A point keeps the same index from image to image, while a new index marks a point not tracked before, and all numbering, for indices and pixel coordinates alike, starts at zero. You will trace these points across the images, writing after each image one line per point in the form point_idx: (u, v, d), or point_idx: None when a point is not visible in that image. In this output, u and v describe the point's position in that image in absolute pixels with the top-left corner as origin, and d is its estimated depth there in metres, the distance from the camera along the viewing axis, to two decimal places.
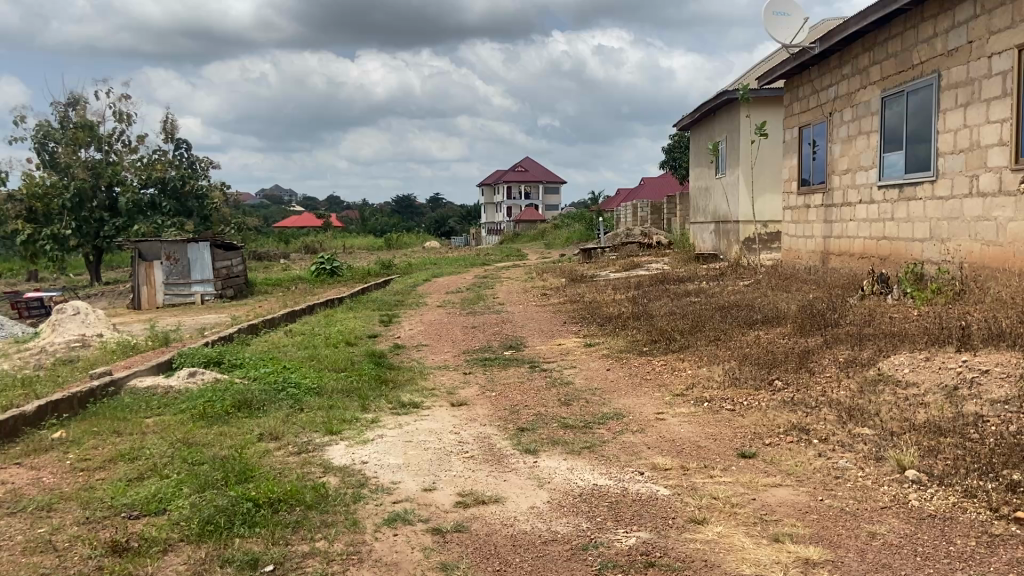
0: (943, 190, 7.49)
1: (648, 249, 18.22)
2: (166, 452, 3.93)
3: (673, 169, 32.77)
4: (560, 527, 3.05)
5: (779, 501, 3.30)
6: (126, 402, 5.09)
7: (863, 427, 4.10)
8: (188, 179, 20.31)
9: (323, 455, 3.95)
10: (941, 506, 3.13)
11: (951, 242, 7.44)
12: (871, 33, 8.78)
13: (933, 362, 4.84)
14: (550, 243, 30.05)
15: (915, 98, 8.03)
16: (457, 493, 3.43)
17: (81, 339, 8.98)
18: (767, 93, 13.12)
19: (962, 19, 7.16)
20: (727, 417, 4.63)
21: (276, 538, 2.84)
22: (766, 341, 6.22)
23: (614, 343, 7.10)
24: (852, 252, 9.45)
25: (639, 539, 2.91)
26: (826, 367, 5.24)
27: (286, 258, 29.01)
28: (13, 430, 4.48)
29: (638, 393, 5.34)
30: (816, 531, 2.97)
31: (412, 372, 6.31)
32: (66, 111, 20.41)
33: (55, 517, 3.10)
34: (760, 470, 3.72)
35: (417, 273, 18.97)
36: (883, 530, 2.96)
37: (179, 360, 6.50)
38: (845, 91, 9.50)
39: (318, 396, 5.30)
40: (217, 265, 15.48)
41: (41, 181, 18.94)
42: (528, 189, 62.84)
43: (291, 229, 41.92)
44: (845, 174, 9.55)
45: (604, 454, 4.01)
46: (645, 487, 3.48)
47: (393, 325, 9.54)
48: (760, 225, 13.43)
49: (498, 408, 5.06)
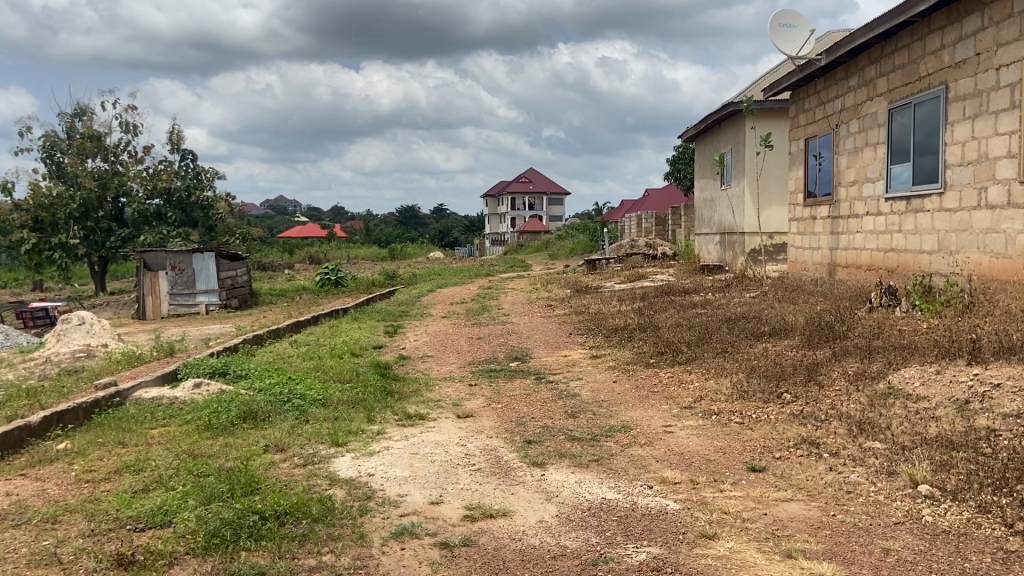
0: (951, 203, 7.46)
1: (652, 260, 18.25)
2: (171, 464, 3.90)
3: (678, 180, 32.84)
4: (569, 541, 3.01)
5: (791, 516, 3.26)
6: (132, 413, 5.06)
7: (874, 441, 4.06)
8: (193, 190, 20.44)
9: (330, 468, 3.92)
10: (955, 521, 3.08)
11: (959, 254, 7.40)
12: (877, 45, 8.80)
13: (944, 375, 4.80)
14: (556, 253, 30.12)
15: (922, 109, 8.03)
16: (465, 506, 3.39)
17: (86, 349, 9.00)
18: (772, 105, 13.16)
19: (969, 31, 7.17)
20: (736, 430, 4.59)
21: (283, 552, 2.81)
22: (774, 353, 6.17)
23: (620, 354, 7.08)
24: (859, 263, 9.40)
25: (650, 554, 2.87)
26: (835, 380, 5.21)
27: (289, 269, 29.02)
28: (18, 440, 4.46)
29: (646, 406, 5.29)
30: (829, 547, 2.93)
31: (417, 383, 6.26)
32: (73, 121, 20.57)
33: (60, 529, 3.08)
34: (771, 484, 3.68)
35: (421, 283, 18.97)
36: (898, 546, 2.91)
37: (185, 371, 6.47)
38: (851, 103, 9.52)
39: (323, 407, 5.27)
40: (222, 275, 15.38)
41: (47, 191, 18.93)
42: (532, 200, 63.08)
43: (295, 239, 42.15)
44: (852, 186, 9.53)
45: (612, 467, 3.98)
46: (654, 501, 3.45)
47: (398, 336, 9.52)
48: (765, 236, 13.43)
49: (504, 420, 5.02)
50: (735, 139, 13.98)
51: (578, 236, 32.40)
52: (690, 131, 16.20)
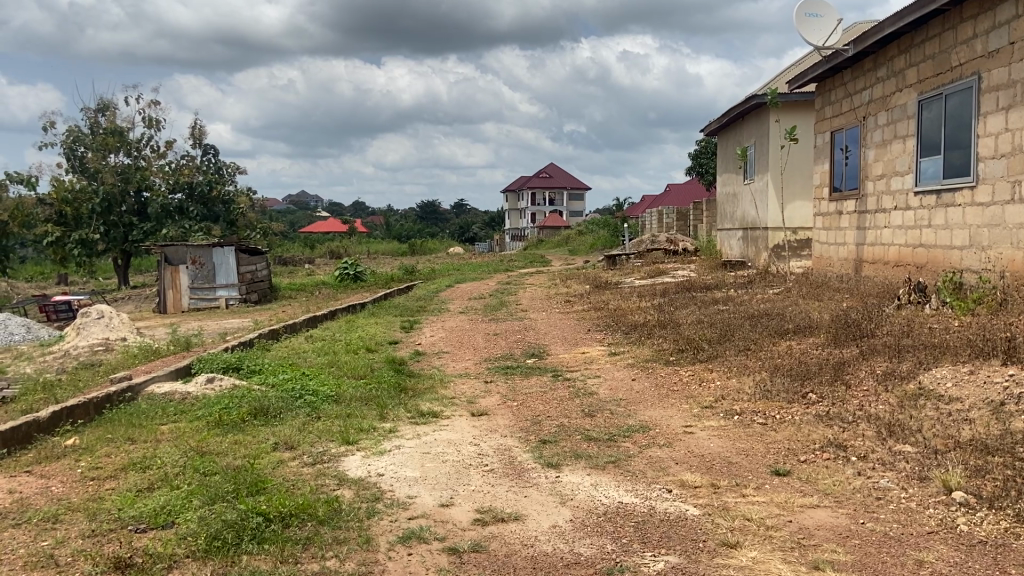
0: (983, 196, 7.20)
1: (673, 256, 18.01)
2: (179, 461, 3.84)
3: (700, 175, 32.50)
4: (583, 548, 2.88)
5: (817, 524, 3.10)
6: (142, 409, 5.01)
7: (904, 444, 3.88)
8: (215, 184, 20.63)
9: (339, 467, 3.83)
10: (993, 531, 2.91)
11: (992, 249, 7.14)
12: (907, 34, 8.50)
13: (977, 376, 4.60)
14: (576, 248, 29.94)
15: (953, 101, 7.76)
16: (476, 509, 3.28)
17: (104, 342, 9.03)
18: (796, 98, 12.83)
19: (1003, 19, 6.90)
20: (758, 431, 4.42)
21: (285, 555, 2.71)
22: (798, 351, 5.99)
23: (638, 352, 6.93)
24: (886, 259, 9.15)
25: (668, 564, 2.73)
26: (863, 379, 5.01)
27: (310, 264, 29.17)
28: (26, 436, 4.41)
29: (666, 405, 5.15)
30: (859, 559, 2.77)
31: (431, 380, 6.15)
32: (96, 116, 20.74)
33: (60, 529, 3.01)
34: (796, 489, 3.52)
35: (440, 278, 18.92)
36: (931, 558, 2.74)
37: (198, 365, 6.40)
38: (880, 94, 9.23)
39: (336, 403, 5.20)
40: (242, 269, 15.52)
41: (70, 186, 19.11)
42: (552, 195, 63.03)
43: (316, 234, 42.40)
44: (879, 180, 9.25)
45: (630, 469, 3.84)
46: (673, 507, 3.30)
47: (414, 331, 9.44)
48: (789, 232, 13.16)
49: (519, 419, 4.92)
50: (758, 133, 13.69)
51: (597, 231, 32.21)
52: (712, 124, 15.91)
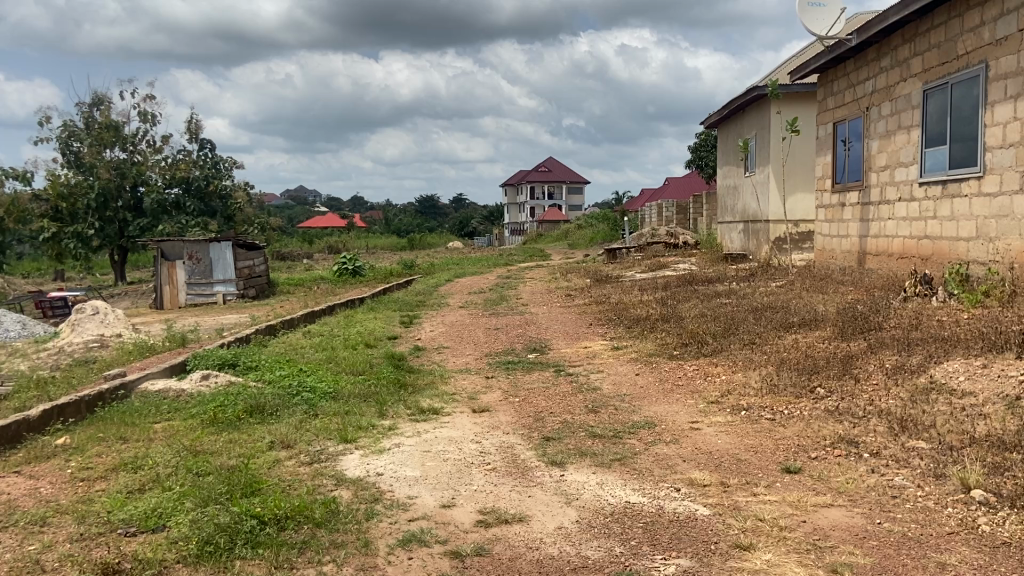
0: (991, 187, 7.08)
1: (673, 249, 17.88)
2: (171, 460, 3.72)
3: (700, 168, 32.35)
4: (590, 551, 2.77)
5: (832, 524, 2.99)
6: (136, 407, 4.89)
7: (918, 440, 3.77)
8: (211, 179, 20.47)
9: (336, 466, 3.71)
10: (1016, 531, 2.80)
11: (1000, 241, 7.02)
12: (912, 23, 8.36)
13: (991, 369, 4.48)
14: (575, 241, 29.82)
15: (959, 90, 7.63)
16: (478, 510, 3.16)
17: (99, 339, 8.88)
18: (798, 89, 12.70)
19: (1011, 6, 6.76)
20: (766, 428, 4.31)
21: (280, 561, 2.60)
22: (805, 345, 5.87)
23: (642, 346, 6.81)
24: (891, 251, 9.03)
25: (679, 568, 2.62)
26: (871, 374, 4.89)
27: (309, 259, 29.01)
28: (15, 436, 4.29)
29: (671, 401, 5.02)
30: (878, 561, 2.65)
31: (431, 376, 6.03)
32: (90, 111, 20.53)
33: (48, 533, 2.90)
34: (808, 487, 3.41)
35: (439, 273, 18.78)
36: (954, 560, 2.63)
37: (193, 363, 6.28)
38: (883, 85, 9.09)
39: (333, 401, 5.07)
40: (239, 265, 15.40)
41: (65, 181, 18.95)
42: (551, 189, 62.86)
43: (315, 229, 42.29)
44: (883, 171, 9.13)
45: (637, 467, 3.73)
46: (683, 506, 3.19)
47: (413, 326, 9.31)
48: (791, 224, 13.04)
49: (521, 416, 4.79)
50: (760, 124, 13.56)
51: (597, 224, 32.05)
52: (713, 117, 15.76)
